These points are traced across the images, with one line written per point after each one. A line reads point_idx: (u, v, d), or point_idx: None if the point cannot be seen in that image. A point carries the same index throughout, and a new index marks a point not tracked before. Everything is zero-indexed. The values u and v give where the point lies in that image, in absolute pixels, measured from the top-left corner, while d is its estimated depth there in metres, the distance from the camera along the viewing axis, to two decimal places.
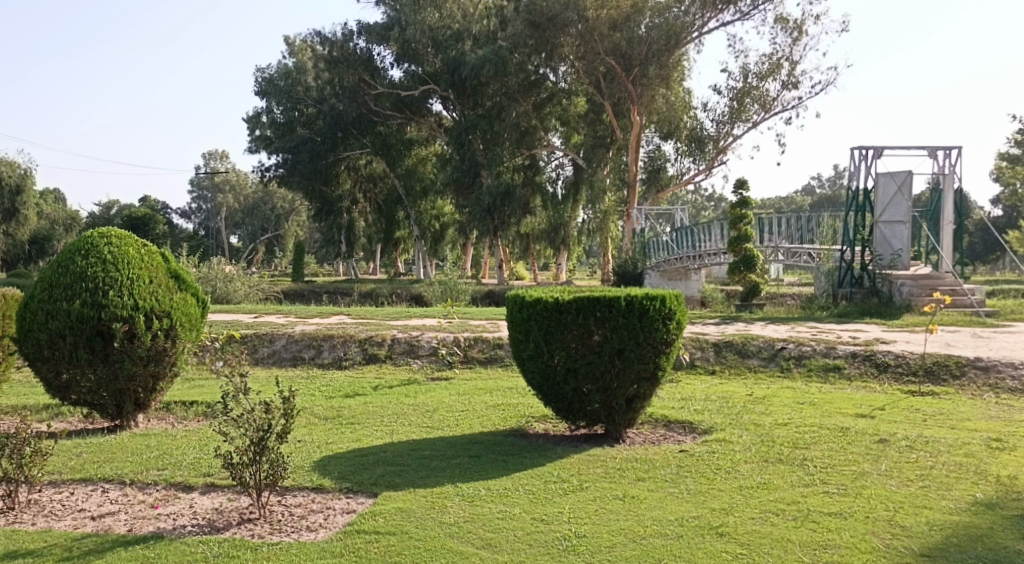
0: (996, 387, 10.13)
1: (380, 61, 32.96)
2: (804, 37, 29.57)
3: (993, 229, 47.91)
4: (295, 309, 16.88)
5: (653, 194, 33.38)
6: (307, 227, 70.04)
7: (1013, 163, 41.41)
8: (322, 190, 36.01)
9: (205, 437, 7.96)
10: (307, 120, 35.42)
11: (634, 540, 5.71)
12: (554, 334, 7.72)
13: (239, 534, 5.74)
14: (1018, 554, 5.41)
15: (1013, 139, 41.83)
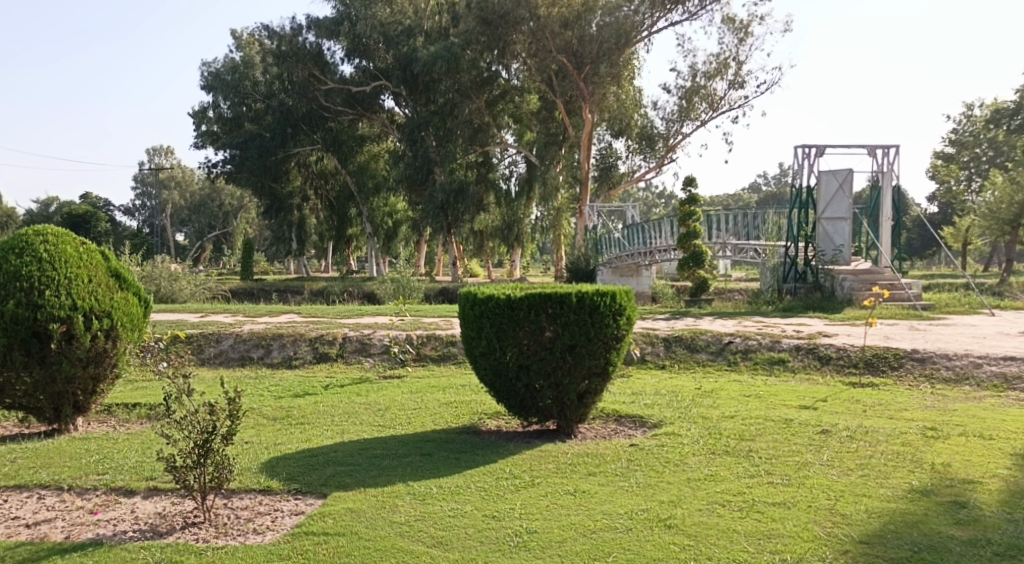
0: (932, 378, 10.43)
1: (330, 56, 32.79)
2: (751, 37, 30.02)
3: (930, 226, 48.71)
4: (244, 308, 16.73)
5: (605, 192, 33.63)
6: (256, 226, 69.18)
7: (948, 161, 42.66)
8: (272, 187, 35.71)
9: (148, 440, 7.89)
10: (255, 116, 34.86)
11: (585, 535, 5.81)
12: (507, 331, 7.79)
13: (183, 539, 5.72)
14: (951, 540, 5.61)
15: (947, 139, 43.25)
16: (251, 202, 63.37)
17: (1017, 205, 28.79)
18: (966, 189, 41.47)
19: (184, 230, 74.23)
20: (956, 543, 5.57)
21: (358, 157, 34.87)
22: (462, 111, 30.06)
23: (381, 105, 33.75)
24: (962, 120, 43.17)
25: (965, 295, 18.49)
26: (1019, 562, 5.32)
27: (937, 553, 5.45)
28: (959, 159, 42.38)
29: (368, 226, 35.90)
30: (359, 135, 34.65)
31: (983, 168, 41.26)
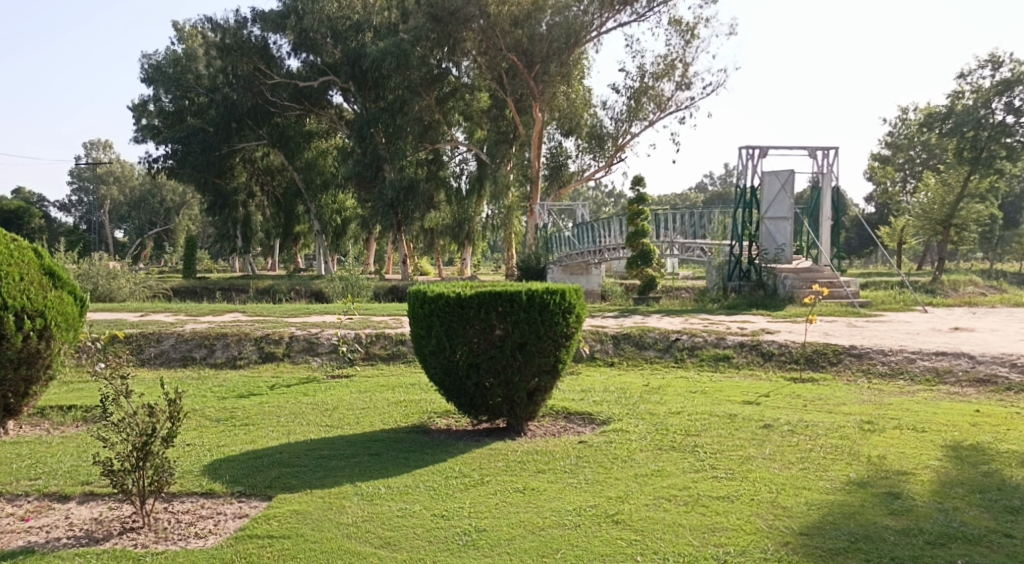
0: (869, 372, 10.71)
1: (276, 50, 32.60)
2: (697, 39, 30.39)
3: (867, 226, 49.62)
4: (184, 307, 16.51)
5: (555, 190, 33.79)
6: (199, 222, 68.20)
7: (884, 163, 43.63)
8: (215, 182, 34.84)
9: (84, 443, 7.76)
10: (196, 109, 34.21)
11: (533, 532, 5.88)
12: (457, 330, 7.82)
13: (121, 545, 5.66)
14: (885, 529, 5.79)
15: (883, 141, 44.06)
16: (193, 199, 62.51)
17: (949, 206, 29.76)
18: (901, 190, 43.01)
19: (123, 227, 72.61)
20: (891, 533, 5.75)
21: (305, 154, 34.15)
22: (412, 108, 29.63)
23: (329, 102, 33.65)
24: (897, 123, 44.10)
25: (901, 292, 18.98)
26: (950, 549, 5.52)
27: (873, 542, 5.62)
28: (895, 161, 43.39)
29: (315, 223, 35.52)
30: (306, 131, 34.19)
31: (917, 170, 42.67)
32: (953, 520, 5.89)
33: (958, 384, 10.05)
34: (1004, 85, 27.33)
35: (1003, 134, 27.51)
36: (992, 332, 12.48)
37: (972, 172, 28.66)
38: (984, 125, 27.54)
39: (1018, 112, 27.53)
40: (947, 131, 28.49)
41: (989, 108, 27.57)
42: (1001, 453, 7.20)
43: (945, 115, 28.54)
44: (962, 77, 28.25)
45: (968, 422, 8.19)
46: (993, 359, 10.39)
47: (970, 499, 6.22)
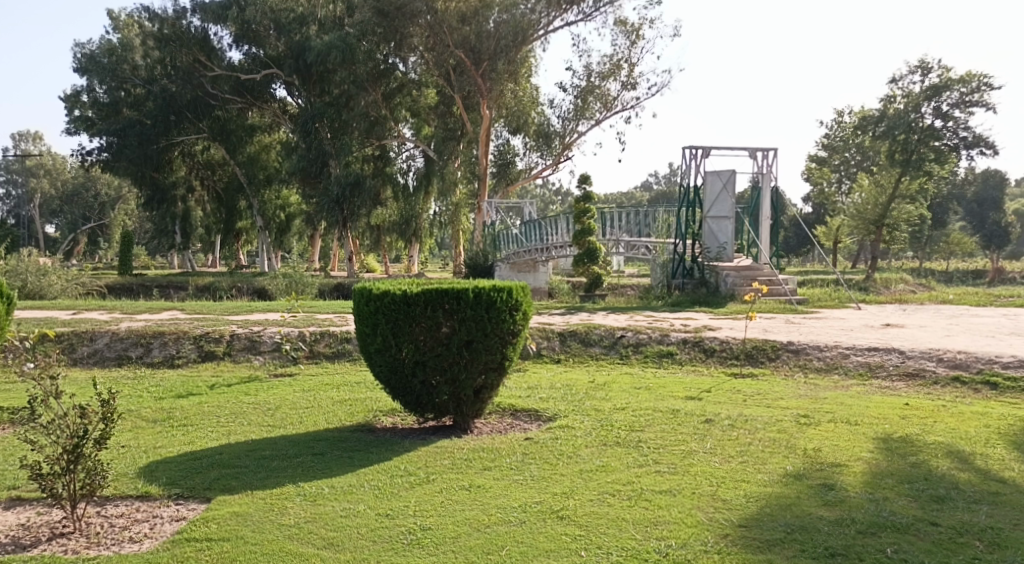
0: (806, 367, 10.92)
1: (217, 41, 31.84)
2: (642, 40, 30.67)
3: (804, 225, 50.30)
4: (119, 304, 16.15)
5: (503, 188, 33.85)
6: (135, 217, 66.84)
7: (820, 164, 44.89)
8: (153, 176, 34.02)
9: (10, 446, 7.57)
10: (134, 101, 33.19)
11: (478, 530, 5.89)
12: (403, 327, 7.78)
13: (50, 551, 5.55)
14: (820, 520, 5.92)
15: (820, 142, 45.02)
16: (129, 194, 61.26)
17: (882, 206, 29.95)
18: (836, 190, 44.01)
19: (54, 222, 70.77)
20: (825, 523, 5.88)
21: (248, 148, 33.92)
22: (358, 103, 29.38)
23: (272, 95, 33.25)
24: (833, 125, 45.05)
25: (836, 289, 19.50)
26: (881, 537, 5.66)
27: (808, 532, 5.74)
28: (831, 162, 44.35)
29: (259, 219, 34.87)
30: (249, 125, 33.88)
31: (852, 171, 44.09)
32: (884, 509, 6.04)
33: (890, 378, 10.30)
34: (933, 91, 28.18)
35: (931, 138, 28.91)
36: (921, 328, 12.83)
37: (903, 174, 29.41)
38: (914, 129, 28.76)
39: (947, 116, 28.31)
40: (879, 134, 29.52)
41: (919, 113, 28.56)
42: (930, 444, 7.41)
43: (878, 118, 29.53)
44: (894, 82, 28.96)
45: (899, 415, 8.40)
46: (922, 354, 10.66)
47: (899, 489, 6.39)
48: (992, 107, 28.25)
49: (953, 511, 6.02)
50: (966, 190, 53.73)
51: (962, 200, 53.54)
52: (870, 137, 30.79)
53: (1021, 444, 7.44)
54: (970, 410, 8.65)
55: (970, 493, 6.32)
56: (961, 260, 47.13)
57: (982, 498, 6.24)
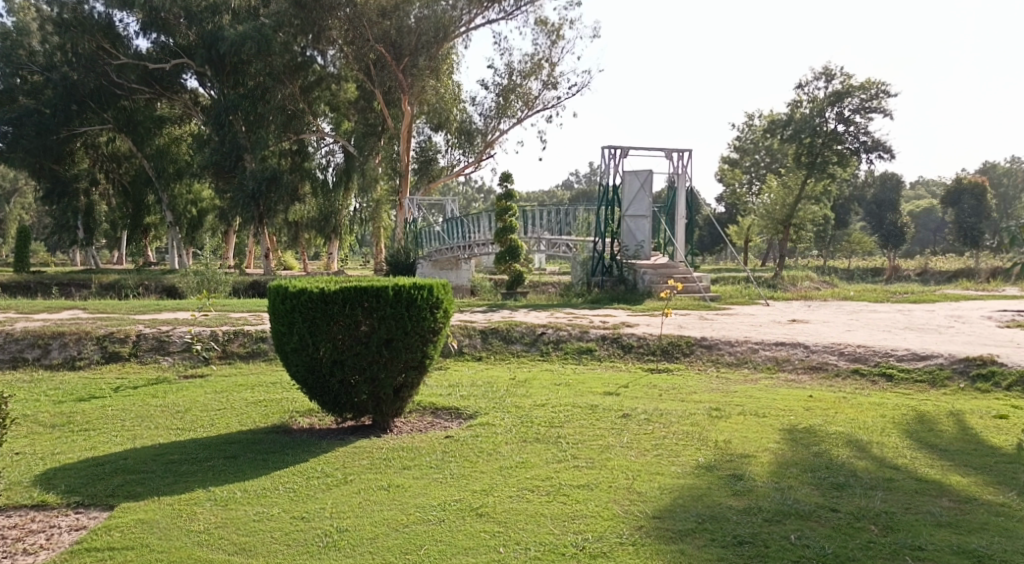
0: (718, 362, 11.13)
1: (122, 28, 30.80)
2: (563, 40, 30.82)
3: (717, 224, 51.23)
4: (17, 303, 15.46)
5: (424, 185, 33.66)
6: (34, 212, 64.13)
7: (733, 166, 46.41)
8: (52, 168, 32.85)
9: None
10: (31, 89, 31.86)
11: (397, 529, 5.81)
12: (320, 326, 7.62)
13: None
14: (730, 509, 6.01)
15: (732, 144, 46.43)
16: (27, 187, 58.71)
17: (789, 207, 31.13)
18: (747, 191, 45.28)
19: None
20: (735, 512, 5.98)
21: (156, 140, 32.86)
22: (275, 96, 28.85)
23: (183, 85, 32.35)
24: (743, 127, 46.46)
25: (747, 286, 20.00)
26: (787, 525, 5.78)
27: (718, 522, 5.82)
28: (743, 164, 45.95)
29: (168, 214, 33.86)
30: (158, 117, 32.98)
31: (762, 172, 45.26)
32: (788, 497, 6.18)
33: (795, 371, 10.58)
34: (836, 97, 29.04)
35: (834, 141, 29.48)
36: (825, 324, 13.23)
37: (808, 176, 30.12)
38: (819, 132, 29.34)
39: (849, 121, 29.24)
40: (787, 137, 30.02)
41: (823, 117, 29.33)
42: (831, 434, 7.62)
43: (785, 122, 30.00)
44: (800, 87, 29.80)
45: (804, 407, 8.61)
46: (825, 348, 10.96)
47: (803, 478, 6.55)
48: (889, 113, 29.29)
49: (851, 497, 6.19)
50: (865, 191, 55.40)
51: (862, 201, 55.26)
52: (777, 140, 31.49)
53: (915, 432, 7.71)
54: (869, 401, 8.94)
55: (866, 480, 6.52)
56: (860, 257, 48.72)
57: (877, 484, 6.44)
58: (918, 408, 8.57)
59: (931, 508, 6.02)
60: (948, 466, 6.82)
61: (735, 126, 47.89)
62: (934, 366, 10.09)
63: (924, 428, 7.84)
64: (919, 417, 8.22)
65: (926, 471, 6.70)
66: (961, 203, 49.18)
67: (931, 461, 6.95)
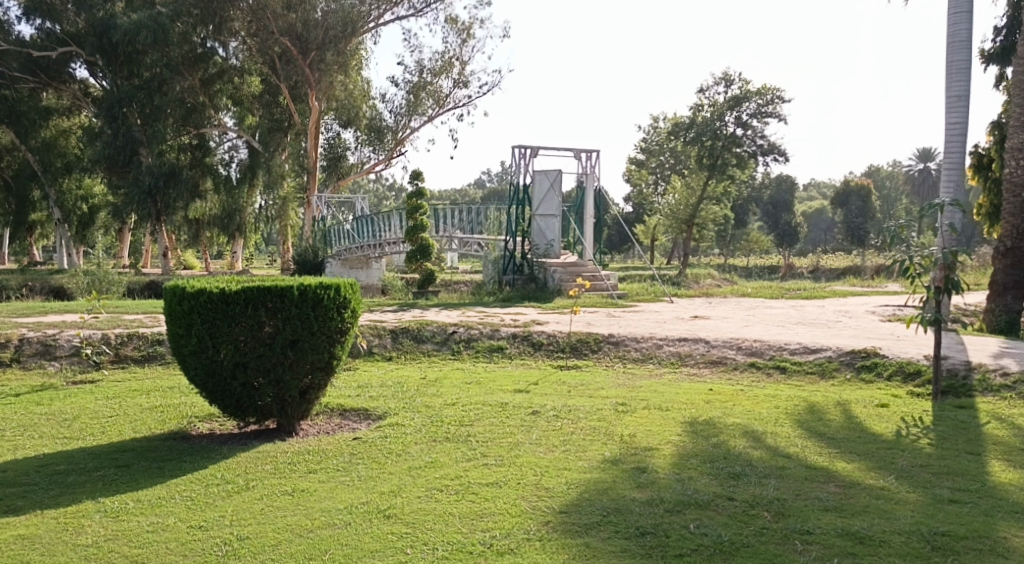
0: (624, 358, 11.21)
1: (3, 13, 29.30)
2: (473, 39, 30.71)
3: (625, 224, 51.96)
4: None
5: (333, 182, 33.12)
6: None
7: (639, 167, 47.14)
8: None
9: None
10: None
11: (301, 535, 5.62)
12: (220, 328, 7.32)
13: None
14: (634, 502, 6.02)
15: (638, 146, 47.07)
16: None
17: (692, 207, 31.76)
18: (653, 192, 46.07)
19: None
20: (639, 504, 5.98)
21: (42, 132, 31.21)
22: (173, 88, 27.69)
23: (71, 75, 30.93)
24: (647, 129, 47.20)
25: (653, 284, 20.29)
26: (689, 515, 5.82)
27: (621, 514, 5.82)
28: (648, 165, 46.73)
29: (57, 211, 32.53)
30: (43, 108, 31.24)
31: (667, 174, 46.13)
32: (688, 488, 6.22)
33: (697, 366, 10.73)
34: (734, 101, 29.77)
35: (733, 144, 30.23)
36: (726, 319, 13.49)
37: (709, 177, 31.09)
38: (720, 136, 30.04)
39: (746, 125, 30.00)
40: (689, 139, 30.56)
41: (723, 121, 29.99)
42: (729, 425, 7.73)
43: (687, 125, 30.44)
44: (701, 92, 30.41)
45: (704, 400, 8.73)
46: (724, 343, 11.16)
47: (702, 468, 6.61)
48: (784, 118, 30.24)
49: (746, 486, 6.27)
50: (762, 193, 56.99)
51: (759, 201, 56.65)
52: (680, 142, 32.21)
53: (807, 421, 7.90)
54: (765, 393, 9.12)
55: (761, 469, 6.62)
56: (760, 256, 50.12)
57: (770, 472, 6.55)
58: (809, 399, 8.78)
59: (819, 494, 6.15)
60: (835, 453, 6.98)
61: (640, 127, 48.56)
62: (823, 358, 10.36)
63: (814, 418, 8.03)
64: (810, 407, 8.41)
65: (815, 459, 6.85)
66: (848, 204, 51.25)
67: (820, 449, 7.10)
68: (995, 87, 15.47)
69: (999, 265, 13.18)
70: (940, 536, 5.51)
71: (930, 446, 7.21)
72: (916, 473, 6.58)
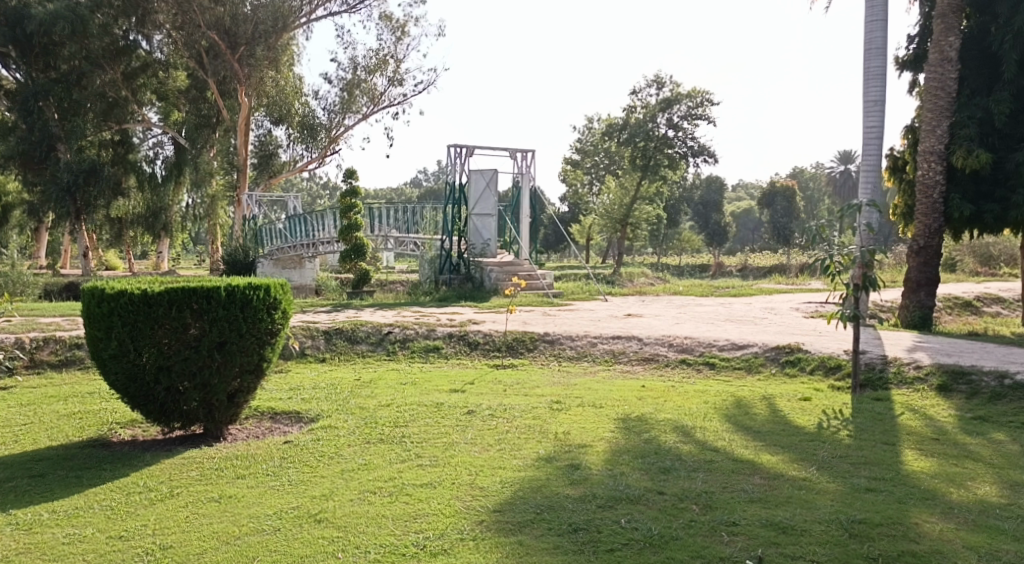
0: (559, 357, 11.20)
1: None
2: (407, 36, 30.46)
3: (560, 224, 52.23)
4: None
5: (264, 180, 32.53)
6: None
7: (575, 167, 47.40)
8: None
9: None
10: None
11: (227, 542, 5.46)
12: (143, 331, 7.07)
13: None
14: (567, 499, 5.98)
15: (573, 146, 47.35)
16: None
17: (626, 207, 31.70)
18: (588, 191, 46.36)
19: None
20: (572, 501, 5.95)
21: None
22: (92, 82, 26.87)
23: None
24: (582, 129, 47.58)
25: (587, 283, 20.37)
26: (619, 510, 5.80)
27: (554, 511, 5.78)
28: (584, 165, 47.12)
29: None
30: None
31: (601, 174, 46.50)
32: (620, 483, 6.21)
33: (630, 363, 10.78)
34: (666, 104, 30.12)
35: (665, 146, 30.71)
36: (658, 317, 13.60)
37: (642, 178, 31.33)
38: (652, 137, 30.50)
39: (677, 127, 30.37)
40: (622, 140, 31.06)
41: (655, 122, 30.43)
42: (660, 421, 7.76)
43: (621, 126, 30.96)
44: (633, 93, 30.74)
45: (636, 396, 8.76)
46: (656, 340, 11.24)
47: (634, 464, 6.62)
48: (713, 120, 30.68)
49: (676, 480, 6.30)
50: (692, 193, 57.91)
51: (689, 201, 57.40)
52: (615, 143, 32.48)
53: (734, 415, 7.98)
54: (694, 388, 9.19)
55: (689, 463, 6.66)
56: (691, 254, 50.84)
57: (699, 466, 6.58)
58: (737, 394, 8.88)
59: (744, 486, 6.20)
60: (760, 446, 7.06)
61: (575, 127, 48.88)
62: (750, 354, 10.50)
63: (741, 411, 8.13)
64: (737, 402, 8.51)
65: (741, 452, 6.91)
66: (774, 204, 52.24)
67: (746, 442, 7.17)
68: (909, 92, 15.91)
69: (913, 263, 13.55)
70: (856, 524, 5.59)
71: (849, 437, 7.34)
72: (836, 463, 6.68)
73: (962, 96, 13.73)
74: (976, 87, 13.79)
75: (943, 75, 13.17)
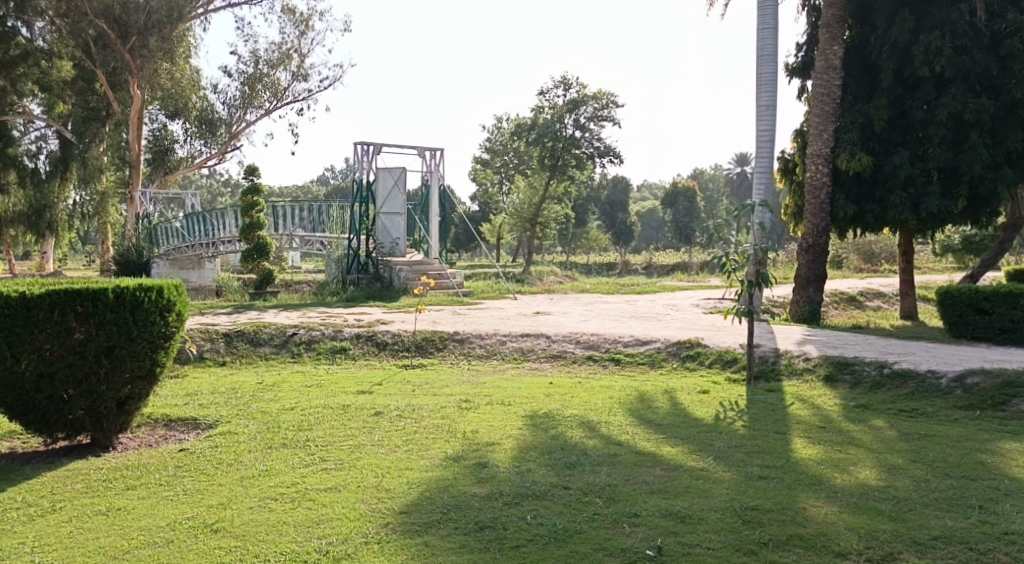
0: (469, 355, 11.08)
1: None
2: (312, 30, 29.83)
3: (470, 223, 52.18)
4: None
5: (161, 177, 31.41)
6: None
7: (485, 166, 47.35)
8: None
9: None
10: None
11: (115, 557, 5.18)
12: (21, 336, 6.64)
13: None
14: (474, 497, 5.87)
15: (482, 146, 47.32)
16: None
17: (535, 206, 31.68)
18: (498, 190, 46.37)
19: None
20: (479, 499, 5.84)
21: None
22: None
23: None
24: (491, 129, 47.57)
25: (496, 281, 20.31)
26: (525, 507, 5.72)
27: (461, 511, 5.66)
28: (493, 165, 47.10)
29: None
30: None
31: (510, 173, 46.59)
32: (526, 480, 6.13)
33: (538, 360, 10.74)
34: (572, 104, 30.37)
35: (573, 146, 30.82)
36: (566, 314, 13.62)
37: (550, 178, 31.16)
38: (559, 137, 30.61)
39: (584, 127, 30.58)
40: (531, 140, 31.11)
41: (562, 122, 30.57)
42: (566, 417, 7.72)
43: (529, 126, 31.01)
44: (541, 94, 30.75)
45: (544, 393, 8.70)
46: (564, 337, 11.23)
47: (541, 460, 6.55)
48: (618, 121, 31.05)
49: (581, 475, 6.25)
50: (600, 193, 58.57)
51: (597, 201, 58.02)
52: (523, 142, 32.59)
53: (638, 409, 8.01)
54: (600, 384, 9.19)
55: (594, 457, 6.63)
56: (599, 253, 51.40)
57: (603, 460, 6.56)
58: (640, 388, 8.93)
59: (646, 478, 6.20)
60: (661, 439, 7.08)
61: (485, 126, 48.87)
62: (653, 349, 10.59)
63: (643, 406, 8.16)
64: (641, 396, 8.55)
65: (644, 445, 6.93)
66: (677, 204, 53.18)
67: (649, 435, 7.19)
68: (798, 98, 16.31)
69: (803, 260, 13.93)
70: (750, 511, 5.64)
71: (745, 428, 7.44)
72: (732, 453, 6.76)
73: (846, 102, 14.21)
74: (857, 94, 14.28)
75: (828, 82, 13.59)
